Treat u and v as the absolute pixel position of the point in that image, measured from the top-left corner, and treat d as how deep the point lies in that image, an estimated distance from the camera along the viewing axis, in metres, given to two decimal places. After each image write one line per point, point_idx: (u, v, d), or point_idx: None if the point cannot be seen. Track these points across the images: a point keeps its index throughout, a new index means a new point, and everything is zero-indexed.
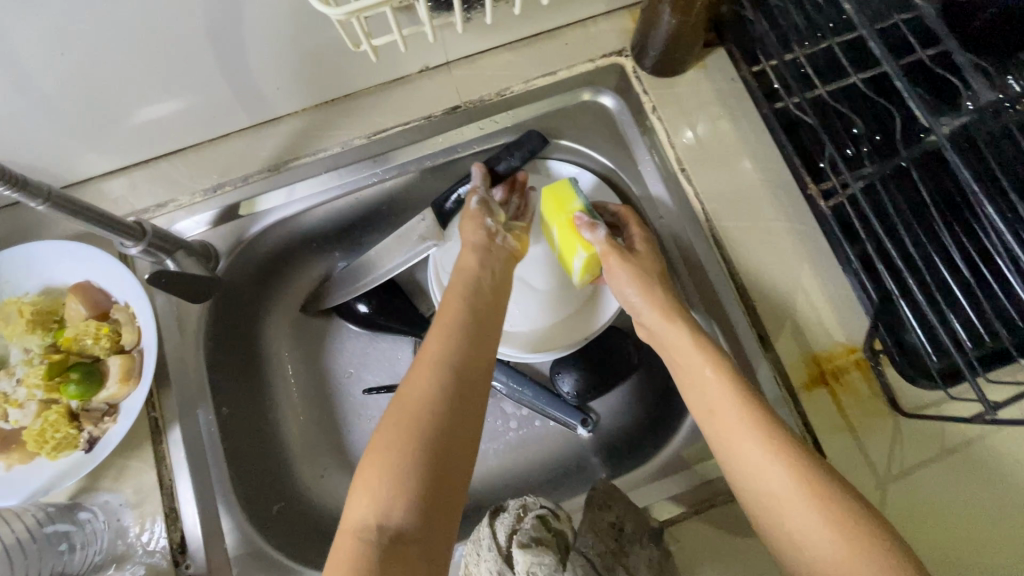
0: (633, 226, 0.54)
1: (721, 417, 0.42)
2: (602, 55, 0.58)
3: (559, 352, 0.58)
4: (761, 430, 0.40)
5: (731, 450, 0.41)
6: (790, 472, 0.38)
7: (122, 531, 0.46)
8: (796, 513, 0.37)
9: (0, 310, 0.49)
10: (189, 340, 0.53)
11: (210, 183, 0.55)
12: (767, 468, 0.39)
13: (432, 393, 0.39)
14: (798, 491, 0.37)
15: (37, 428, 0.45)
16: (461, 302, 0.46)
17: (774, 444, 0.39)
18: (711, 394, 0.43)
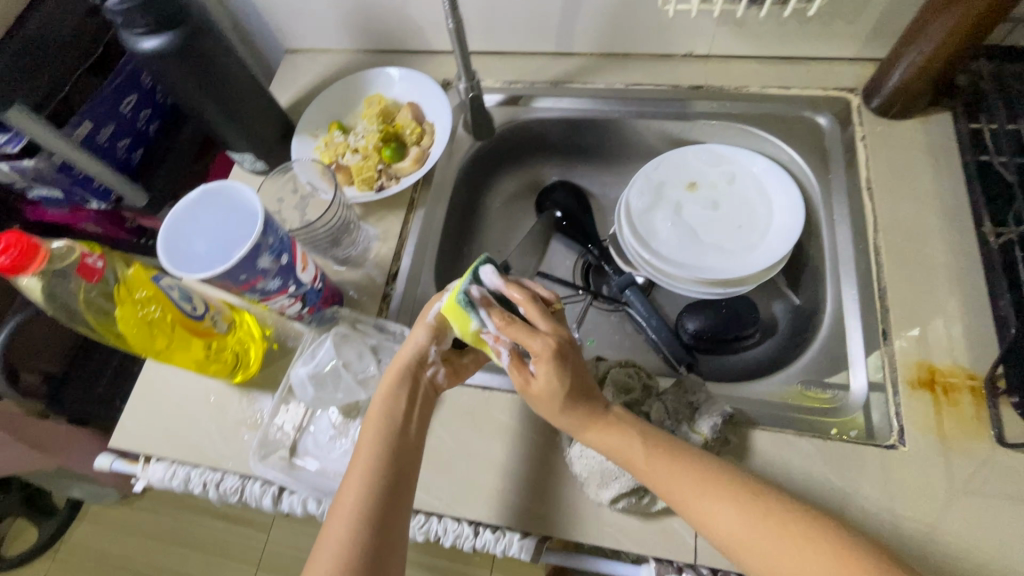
0: (539, 366, 0.47)
1: (645, 471, 0.47)
2: (834, 87, 0.70)
3: (710, 278, 0.67)
4: (685, 474, 0.46)
5: (685, 507, 0.45)
6: (729, 505, 0.44)
7: (368, 251, 0.69)
8: (751, 545, 0.42)
9: (369, 96, 0.75)
10: (450, 165, 0.75)
11: (510, 77, 0.78)
12: (708, 515, 0.44)
13: (369, 484, 0.47)
14: (744, 520, 0.43)
15: (359, 166, 0.70)
16: (388, 399, 0.52)
17: (705, 482, 0.45)
18: (636, 454, 0.47)
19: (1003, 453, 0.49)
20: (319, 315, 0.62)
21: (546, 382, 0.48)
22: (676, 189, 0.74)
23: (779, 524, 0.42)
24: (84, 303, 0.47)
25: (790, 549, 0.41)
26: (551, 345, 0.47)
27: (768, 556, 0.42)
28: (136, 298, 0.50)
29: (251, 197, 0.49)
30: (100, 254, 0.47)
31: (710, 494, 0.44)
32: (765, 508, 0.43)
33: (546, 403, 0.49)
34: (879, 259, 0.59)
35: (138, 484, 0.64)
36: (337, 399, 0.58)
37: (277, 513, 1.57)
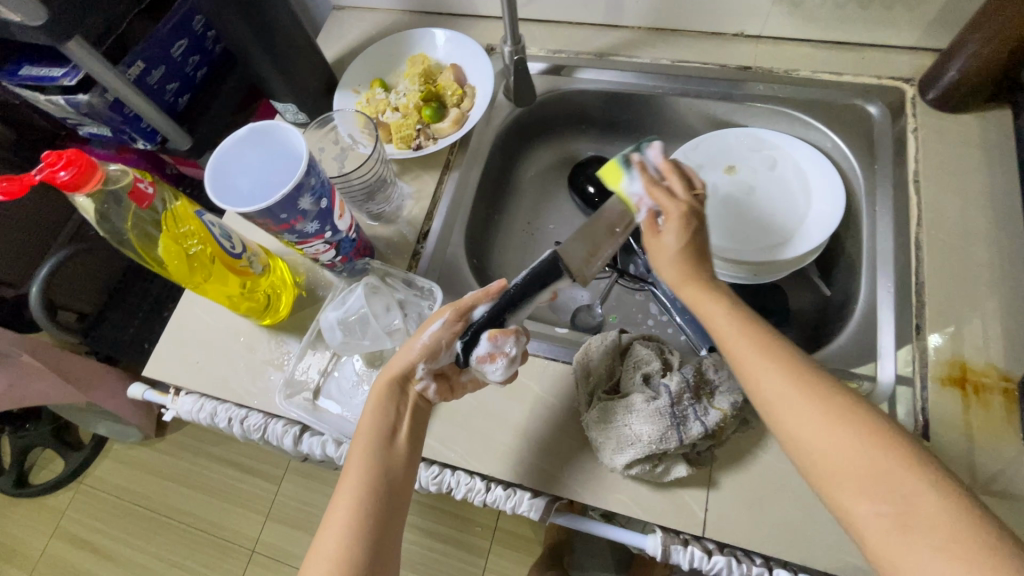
0: (670, 224, 0.50)
1: (716, 329, 0.46)
2: (889, 77, 0.68)
3: (734, 262, 0.67)
4: (753, 341, 0.44)
5: (742, 366, 0.44)
6: (785, 373, 0.42)
7: (401, 209, 0.70)
8: (790, 407, 0.41)
9: (414, 56, 0.75)
10: (488, 131, 0.75)
11: (554, 47, 0.77)
12: (762, 374, 0.43)
13: (360, 488, 0.47)
14: (794, 385, 0.42)
15: (398, 123, 0.71)
16: (377, 412, 0.51)
17: (769, 351, 0.44)
18: (712, 316, 0.47)
19: None
20: (351, 265, 0.63)
21: (671, 242, 0.50)
22: (713, 171, 0.73)
23: (829, 404, 0.40)
24: (133, 231, 0.49)
25: (828, 426, 0.39)
26: (680, 210, 0.50)
27: (804, 425, 0.40)
28: (181, 233, 0.52)
29: (293, 137, 0.50)
30: (151, 181, 0.49)
31: (769, 358, 0.43)
32: (823, 387, 0.41)
33: (666, 267, 0.50)
34: (920, 254, 0.58)
35: (167, 416, 0.67)
36: (363, 346, 0.59)
37: (290, 467, 1.62)
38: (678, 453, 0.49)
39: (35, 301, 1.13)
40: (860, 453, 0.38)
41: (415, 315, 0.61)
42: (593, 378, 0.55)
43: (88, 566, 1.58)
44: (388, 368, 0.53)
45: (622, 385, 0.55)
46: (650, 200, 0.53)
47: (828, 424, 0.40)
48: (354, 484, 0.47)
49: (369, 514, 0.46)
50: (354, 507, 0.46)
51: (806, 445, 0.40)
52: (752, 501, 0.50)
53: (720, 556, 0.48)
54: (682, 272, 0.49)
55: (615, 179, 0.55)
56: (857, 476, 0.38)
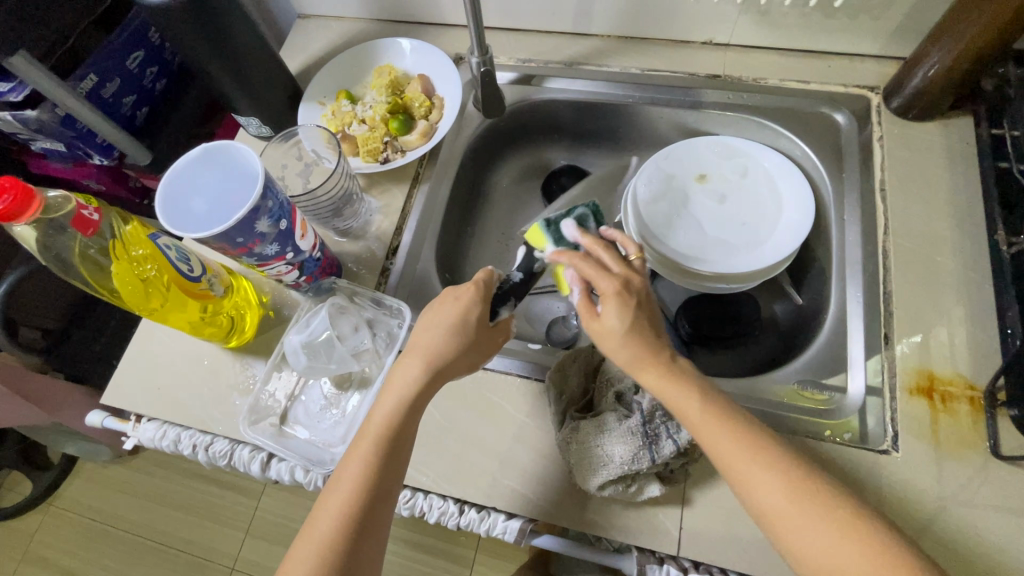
0: (609, 299, 0.47)
1: (704, 431, 0.44)
2: (855, 85, 0.68)
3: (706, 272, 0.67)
4: (746, 443, 0.43)
5: (740, 478, 0.43)
6: (781, 479, 0.42)
7: (369, 224, 0.68)
8: (796, 521, 0.40)
9: (380, 67, 0.74)
10: (457, 142, 0.74)
11: (523, 56, 0.76)
12: (764, 485, 0.42)
13: (357, 483, 0.46)
14: (795, 496, 0.41)
15: (364, 136, 0.69)
16: (401, 391, 0.49)
17: (763, 455, 0.43)
18: (693, 413, 0.44)
19: (997, 464, 0.49)
20: (317, 285, 0.61)
21: (613, 312, 0.46)
22: (685, 180, 0.73)
23: (828, 508, 0.40)
24: (79, 259, 0.47)
25: (834, 535, 0.39)
26: (613, 283, 0.47)
27: (810, 541, 0.40)
28: (132, 257, 0.49)
29: (252, 158, 0.49)
30: (96, 207, 0.47)
31: (767, 467, 0.42)
32: (816, 493, 0.41)
33: (617, 353, 0.46)
34: (887, 263, 0.58)
35: (128, 444, 0.64)
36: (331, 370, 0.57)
37: (269, 481, 1.59)
38: (651, 472, 0.49)
39: None
40: (861, 563, 0.38)
41: (385, 335, 0.60)
42: (566, 396, 0.55)
43: None
44: (414, 344, 0.51)
45: (596, 403, 0.54)
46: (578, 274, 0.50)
47: (829, 536, 0.39)
48: (360, 466, 0.46)
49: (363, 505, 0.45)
50: (354, 492, 0.45)
51: (812, 563, 0.39)
52: (726, 518, 0.50)
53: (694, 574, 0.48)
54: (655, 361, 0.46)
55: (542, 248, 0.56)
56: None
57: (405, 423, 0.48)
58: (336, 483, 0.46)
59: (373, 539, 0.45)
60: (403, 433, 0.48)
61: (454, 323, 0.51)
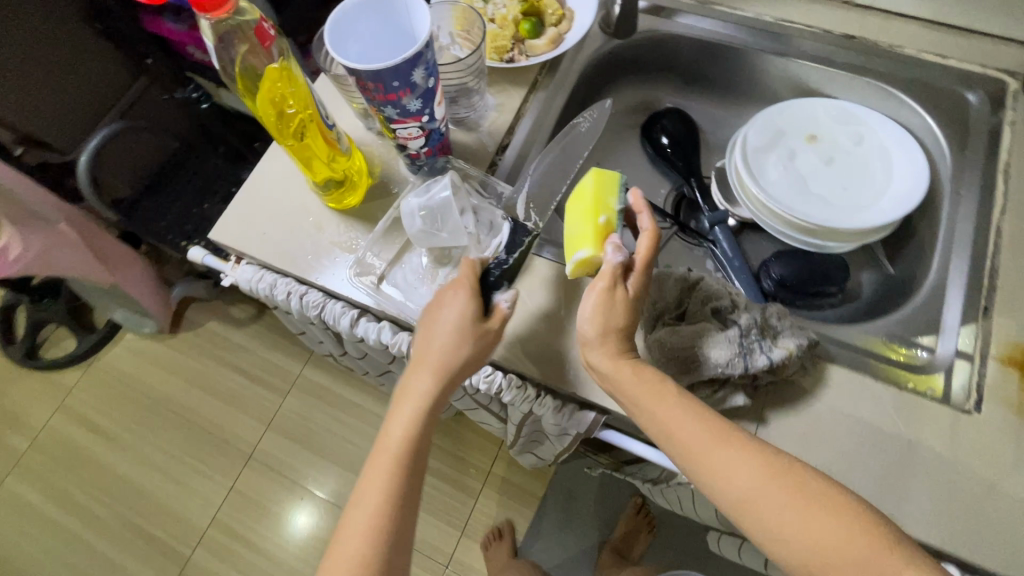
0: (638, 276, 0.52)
1: (673, 423, 0.47)
2: (995, 67, 0.67)
3: (806, 224, 0.67)
4: (721, 437, 0.46)
5: (705, 467, 0.45)
6: (754, 462, 0.44)
7: (482, 119, 0.69)
8: (771, 503, 0.43)
9: None
10: (579, 58, 0.75)
11: None
12: (732, 475, 0.44)
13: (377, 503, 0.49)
14: (767, 480, 0.44)
15: (493, 33, 0.70)
16: (410, 407, 0.52)
17: (733, 442, 0.45)
18: (659, 406, 0.47)
19: None
20: (432, 162, 0.63)
21: (635, 289, 0.52)
22: (796, 137, 0.73)
23: (802, 488, 0.43)
24: (240, 74, 0.50)
25: (807, 515, 0.42)
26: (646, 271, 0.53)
27: (781, 520, 0.42)
28: (276, 92, 0.51)
29: (414, 16, 0.50)
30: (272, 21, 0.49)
31: (740, 452, 0.45)
32: (788, 471, 0.44)
33: (617, 335, 0.51)
34: (999, 239, 0.58)
35: (224, 282, 0.68)
36: (442, 239, 0.58)
37: (296, 383, 1.64)
38: (739, 382, 0.51)
39: (81, 168, 1.12)
40: (836, 533, 0.41)
41: (489, 222, 0.61)
42: (659, 305, 0.56)
43: (88, 445, 1.62)
44: (416, 363, 0.53)
45: (689, 316, 0.56)
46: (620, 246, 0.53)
47: (808, 516, 0.42)
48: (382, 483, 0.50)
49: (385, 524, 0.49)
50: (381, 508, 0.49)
51: (812, 551, 0.41)
52: (797, 442, 0.52)
53: None
54: (614, 350, 0.50)
55: (607, 192, 0.54)
56: (837, 566, 0.41)
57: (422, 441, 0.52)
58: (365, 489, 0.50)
59: (405, 545, 0.50)
60: (416, 450, 0.51)
61: (459, 328, 0.52)
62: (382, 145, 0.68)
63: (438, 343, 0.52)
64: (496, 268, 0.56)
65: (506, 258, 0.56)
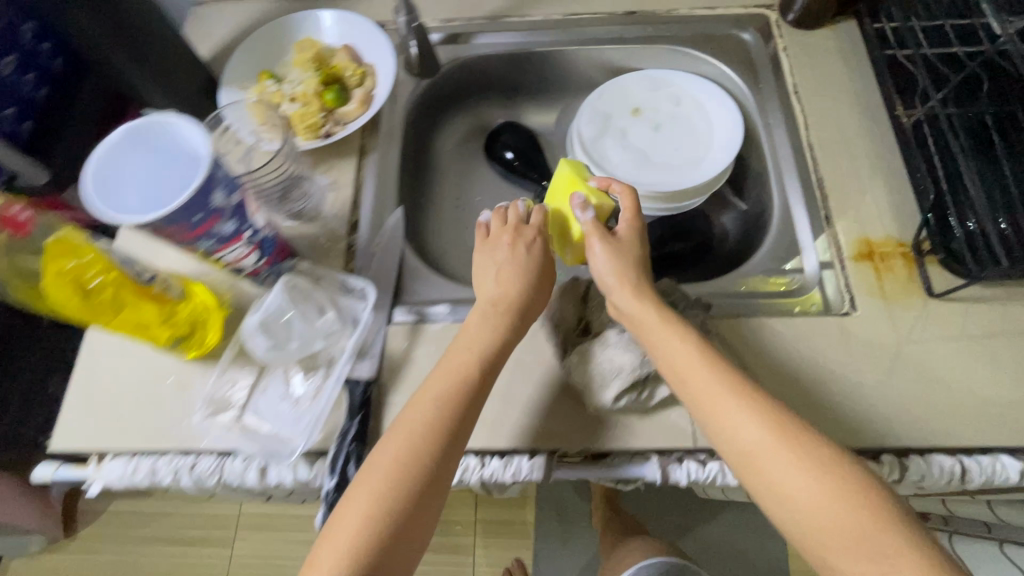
0: (624, 224, 0.54)
1: (689, 370, 0.46)
2: (755, 4, 0.74)
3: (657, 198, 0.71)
4: (729, 385, 0.45)
5: (712, 411, 0.45)
6: (756, 417, 0.44)
7: (322, 202, 0.64)
8: (773, 458, 0.42)
9: (299, 43, 0.70)
10: (397, 108, 0.72)
11: (445, 16, 0.75)
12: (736, 425, 0.44)
13: (399, 463, 0.44)
14: (771, 438, 0.43)
15: (299, 113, 0.65)
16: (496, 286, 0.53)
17: (740, 394, 0.45)
18: (667, 343, 0.48)
19: (935, 303, 0.57)
20: (275, 269, 0.57)
21: (626, 231, 0.53)
22: (621, 116, 0.76)
23: (802, 447, 0.42)
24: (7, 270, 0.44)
25: (806, 472, 0.41)
26: (629, 216, 0.54)
27: (778, 473, 0.42)
28: (69, 267, 0.45)
29: (170, 129, 0.46)
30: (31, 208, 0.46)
31: (745, 404, 0.44)
32: (798, 436, 0.43)
33: (603, 264, 0.52)
34: (813, 155, 0.65)
35: (91, 492, 0.55)
36: (294, 348, 0.55)
37: (237, 526, 1.46)
38: (658, 374, 0.52)
39: None
40: (832, 514, 0.40)
41: (351, 318, 0.58)
42: (561, 324, 0.57)
43: None
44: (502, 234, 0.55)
45: (591, 326, 0.56)
46: (587, 215, 0.54)
47: (806, 479, 0.41)
48: (428, 414, 0.46)
49: (411, 494, 0.44)
50: (393, 478, 0.44)
51: (810, 521, 0.40)
52: None
53: (713, 463, 0.52)
54: (633, 284, 0.50)
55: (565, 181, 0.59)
56: (825, 528, 0.40)
57: (473, 395, 0.48)
58: (391, 433, 0.46)
59: None
60: (472, 397, 0.48)
61: (516, 261, 0.53)
62: (224, 272, 0.61)
63: (499, 273, 0.53)
64: (357, 391, 0.54)
65: (359, 381, 0.54)
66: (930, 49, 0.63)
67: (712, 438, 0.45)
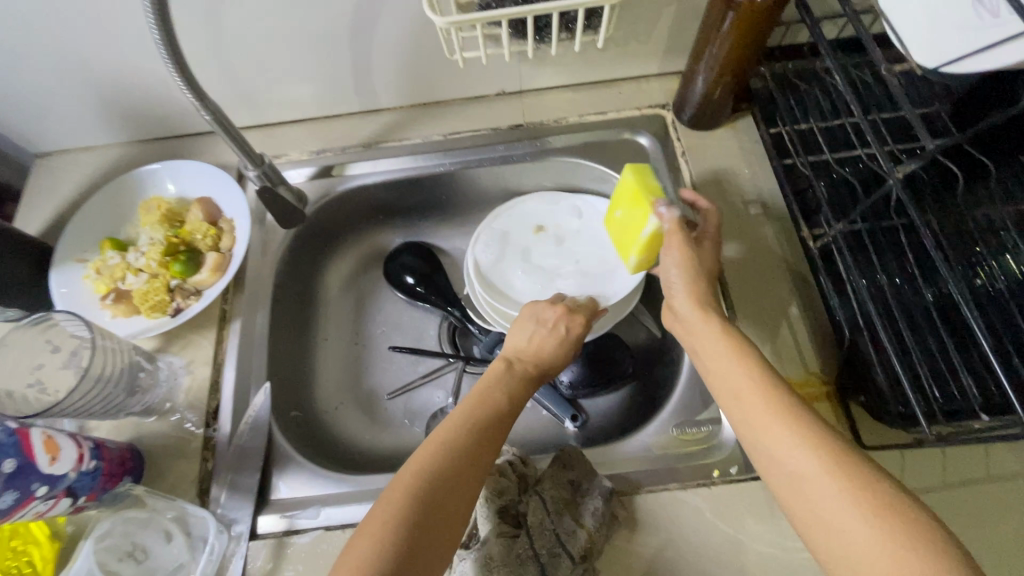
0: (709, 227, 0.54)
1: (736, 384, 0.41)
2: (647, 106, 0.69)
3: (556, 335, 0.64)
4: (777, 398, 0.39)
5: (759, 432, 0.39)
6: (810, 436, 0.36)
7: (175, 389, 0.57)
8: (824, 491, 0.34)
9: (146, 202, 0.63)
10: (266, 259, 0.64)
11: (316, 148, 0.69)
12: (784, 445, 0.37)
13: (421, 484, 0.40)
14: (824, 466, 0.35)
15: (144, 290, 0.58)
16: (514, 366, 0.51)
17: (790, 413, 0.38)
18: (713, 352, 0.44)
19: (866, 456, 0.50)
20: (104, 500, 0.48)
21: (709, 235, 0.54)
22: (523, 235, 0.69)
23: (861, 482, 0.34)
24: None
25: (859, 510, 0.33)
26: (712, 235, 0.54)
27: (825, 505, 0.34)
28: None
29: None
30: None
31: (794, 429, 0.37)
32: (854, 471, 0.34)
33: (679, 284, 0.49)
34: (724, 279, 0.59)
35: None
36: None
37: None
38: None
39: None
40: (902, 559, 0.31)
41: (199, 543, 0.49)
42: None
43: None
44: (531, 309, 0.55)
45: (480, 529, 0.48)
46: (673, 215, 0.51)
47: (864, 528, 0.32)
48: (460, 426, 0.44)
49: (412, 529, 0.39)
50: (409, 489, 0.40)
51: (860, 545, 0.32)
52: None
53: None
54: (696, 291, 0.48)
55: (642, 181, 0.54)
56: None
57: (479, 450, 0.44)
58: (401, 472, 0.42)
59: None
60: (496, 420, 0.46)
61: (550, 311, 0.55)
62: None
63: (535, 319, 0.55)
64: None
65: None
66: (832, 155, 0.57)
67: (759, 462, 0.39)
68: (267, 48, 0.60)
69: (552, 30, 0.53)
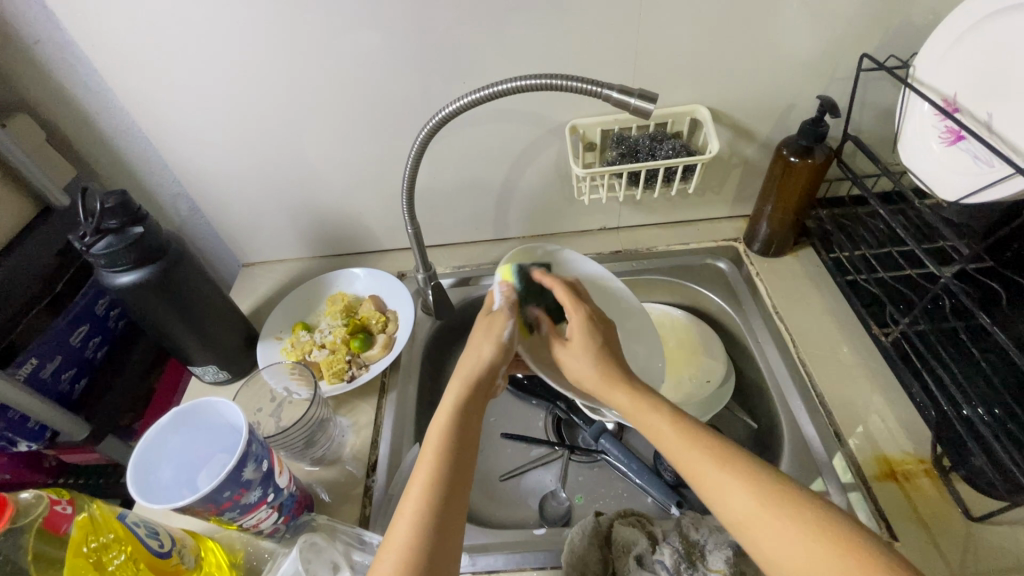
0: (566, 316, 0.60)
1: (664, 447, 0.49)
2: (721, 239, 0.86)
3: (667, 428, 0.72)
4: (702, 448, 0.47)
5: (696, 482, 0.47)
6: (739, 478, 0.45)
7: (343, 444, 0.68)
8: (757, 523, 0.42)
9: (331, 296, 0.81)
10: (416, 345, 0.79)
11: (457, 266, 0.88)
12: (719, 486, 0.45)
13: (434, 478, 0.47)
14: (755, 501, 0.43)
15: (326, 359, 0.73)
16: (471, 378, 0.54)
17: (725, 462, 0.46)
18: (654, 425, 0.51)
19: (977, 526, 0.54)
20: (293, 525, 0.57)
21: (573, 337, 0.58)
22: None
23: (794, 510, 0.42)
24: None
25: (802, 535, 0.41)
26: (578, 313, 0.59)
27: (768, 538, 0.42)
28: (92, 550, 0.45)
29: (180, 422, 0.51)
30: (68, 499, 0.46)
31: (731, 473, 0.45)
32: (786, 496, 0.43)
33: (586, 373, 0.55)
34: (809, 370, 0.69)
35: None
36: None
37: None
38: None
39: None
40: (832, 568, 0.39)
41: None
42: None
43: None
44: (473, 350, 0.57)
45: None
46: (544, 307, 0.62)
47: (805, 549, 0.40)
48: (427, 479, 0.47)
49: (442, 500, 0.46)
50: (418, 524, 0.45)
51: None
52: None
53: None
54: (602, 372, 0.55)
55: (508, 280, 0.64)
56: None
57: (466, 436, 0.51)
58: (386, 552, 0.44)
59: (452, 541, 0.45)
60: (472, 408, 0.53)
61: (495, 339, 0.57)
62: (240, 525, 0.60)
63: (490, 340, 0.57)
64: None
65: None
66: (885, 274, 0.73)
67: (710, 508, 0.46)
68: (440, 193, 0.83)
69: (658, 180, 0.73)
